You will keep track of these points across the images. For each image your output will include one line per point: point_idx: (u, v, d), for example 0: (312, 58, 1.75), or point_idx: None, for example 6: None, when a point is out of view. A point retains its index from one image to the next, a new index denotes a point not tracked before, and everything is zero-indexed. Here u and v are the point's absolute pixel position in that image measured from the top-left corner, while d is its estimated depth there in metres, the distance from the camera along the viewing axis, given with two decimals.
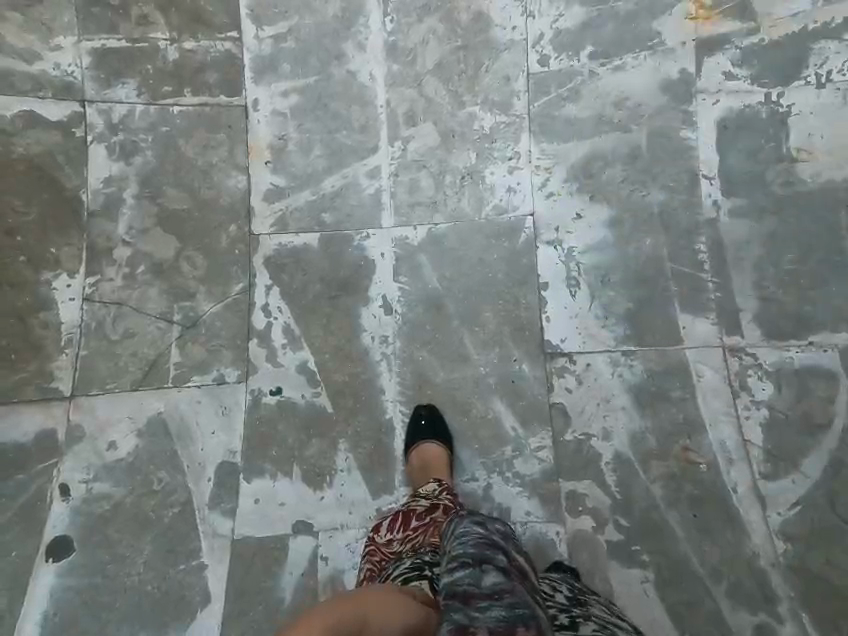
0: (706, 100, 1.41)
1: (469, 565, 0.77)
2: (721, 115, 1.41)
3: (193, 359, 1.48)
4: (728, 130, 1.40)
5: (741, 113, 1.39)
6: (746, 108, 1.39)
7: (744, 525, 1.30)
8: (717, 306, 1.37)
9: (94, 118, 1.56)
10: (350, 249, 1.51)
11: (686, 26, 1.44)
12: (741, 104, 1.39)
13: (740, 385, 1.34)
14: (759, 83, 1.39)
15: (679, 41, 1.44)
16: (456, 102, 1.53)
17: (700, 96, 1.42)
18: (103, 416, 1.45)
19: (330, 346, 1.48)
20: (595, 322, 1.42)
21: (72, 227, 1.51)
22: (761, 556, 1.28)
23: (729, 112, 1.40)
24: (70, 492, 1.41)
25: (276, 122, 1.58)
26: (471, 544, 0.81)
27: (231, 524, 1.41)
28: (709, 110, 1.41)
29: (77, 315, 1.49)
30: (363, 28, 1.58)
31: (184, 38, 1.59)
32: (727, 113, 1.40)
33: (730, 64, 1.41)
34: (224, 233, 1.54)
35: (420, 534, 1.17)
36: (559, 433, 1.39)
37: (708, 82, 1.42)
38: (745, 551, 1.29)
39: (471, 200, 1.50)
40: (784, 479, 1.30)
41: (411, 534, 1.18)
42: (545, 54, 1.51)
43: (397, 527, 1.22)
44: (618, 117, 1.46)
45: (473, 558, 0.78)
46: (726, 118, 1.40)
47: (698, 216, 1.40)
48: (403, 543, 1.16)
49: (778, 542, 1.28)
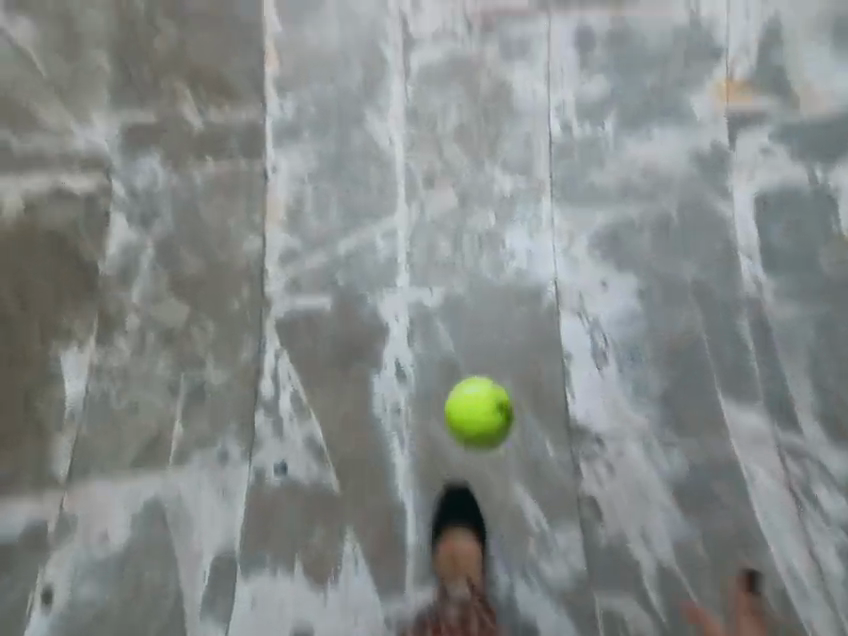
0: (739, 177, 1.32)
1: None
2: (759, 191, 1.30)
3: (197, 433, 1.38)
4: (768, 207, 1.30)
5: (782, 190, 1.29)
6: (788, 188, 1.29)
7: None
8: (767, 393, 1.24)
9: (118, 188, 1.50)
10: (362, 312, 1.42)
11: (717, 102, 1.34)
12: (783, 181, 1.29)
13: (803, 491, 1.20)
14: (801, 162, 1.29)
15: (711, 116, 1.34)
16: (476, 164, 1.46)
17: (734, 174, 1.32)
18: (99, 499, 1.36)
19: (338, 414, 1.37)
20: (626, 400, 1.28)
21: (84, 298, 1.44)
22: None
23: (770, 188, 1.30)
24: (53, 596, 1.31)
25: (293, 186, 1.52)
26: None
27: (224, 627, 1.30)
28: (743, 188, 1.31)
29: (82, 388, 1.40)
30: (383, 93, 1.52)
31: (210, 108, 1.53)
32: (767, 190, 1.30)
33: (769, 139, 1.31)
34: (236, 298, 1.47)
35: None
36: (592, 526, 1.26)
37: (742, 160, 1.32)
38: None
39: (489, 264, 1.40)
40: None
41: None
42: (568, 120, 1.42)
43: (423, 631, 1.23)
44: (646, 188, 1.36)
45: None
46: (765, 195, 1.30)
47: (738, 294, 1.28)
48: None
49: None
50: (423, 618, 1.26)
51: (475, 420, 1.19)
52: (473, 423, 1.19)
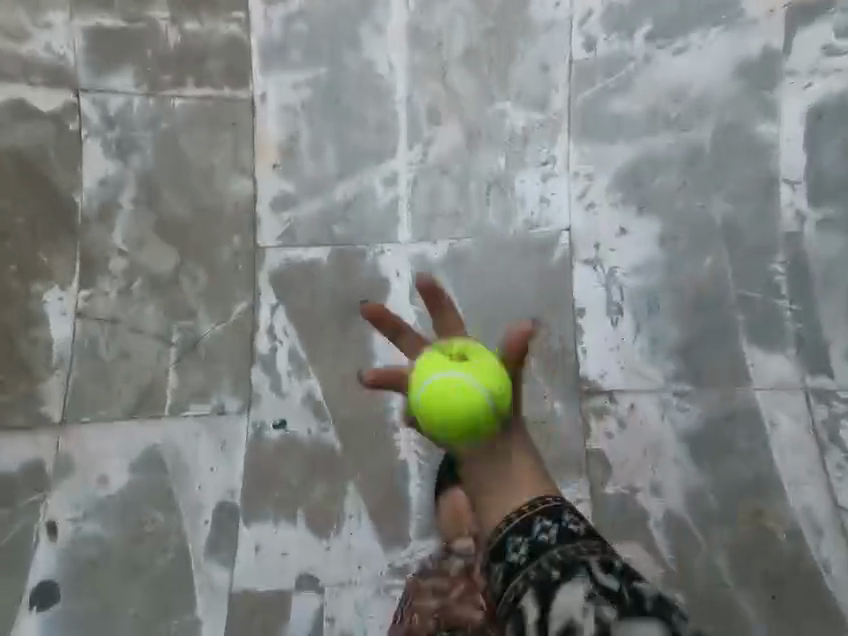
0: (794, 83, 1.16)
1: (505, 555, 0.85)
2: (814, 101, 1.14)
3: (192, 385, 1.35)
4: (822, 119, 1.13)
5: (842, 97, 1.11)
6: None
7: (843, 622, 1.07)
8: (797, 339, 1.14)
9: (88, 110, 1.38)
10: (362, 266, 1.35)
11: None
12: (845, 86, 1.11)
13: (829, 438, 1.11)
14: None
15: (765, 9, 1.19)
16: (484, 96, 1.34)
17: (788, 80, 1.16)
18: (94, 448, 1.33)
19: (338, 375, 1.33)
20: (641, 357, 1.25)
21: (63, 235, 1.36)
22: None
23: (829, 96, 1.12)
24: (58, 532, 1.29)
25: (285, 118, 1.41)
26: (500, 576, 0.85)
27: (228, 574, 1.30)
28: (798, 95, 1.15)
29: (69, 331, 1.35)
30: (382, 9, 1.38)
31: (186, 19, 1.41)
32: (823, 99, 1.13)
33: (834, 35, 1.12)
34: (227, 245, 1.39)
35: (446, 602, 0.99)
36: (599, 483, 1.25)
37: (798, 61, 1.16)
38: None
39: (498, 212, 1.32)
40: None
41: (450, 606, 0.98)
42: (592, 36, 1.31)
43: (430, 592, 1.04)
44: (677, 112, 1.25)
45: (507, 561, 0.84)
46: (822, 104, 1.13)
47: (775, 231, 1.17)
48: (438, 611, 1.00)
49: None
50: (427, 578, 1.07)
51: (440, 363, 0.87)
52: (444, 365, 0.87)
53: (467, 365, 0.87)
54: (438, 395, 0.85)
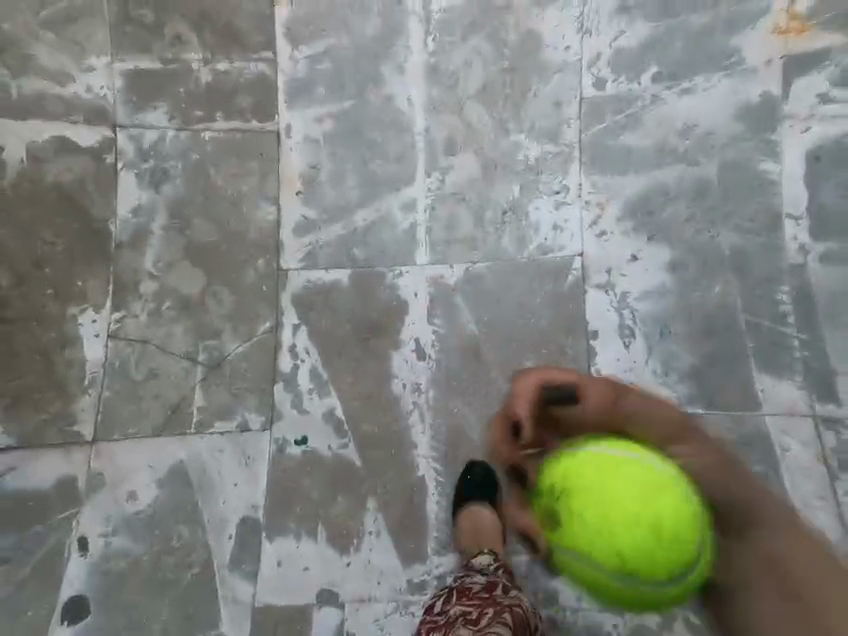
0: (794, 127, 1.24)
1: None
2: (812, 143, 1.22)
3: (217, 402, 1.40)
4: (820, 161, 1.21)
5: (838, 143, 1.20)
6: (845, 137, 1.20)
7: None
8: (805, 367, 1.20)
9: (124, 144, 1.48)
10: (382, 288, 1.40)
11: (774, 41, 1.27)
12: (840, 132, 1.21)
13: (839, 465, 1.17)
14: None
15: (763, 59, 1.27)
16: (500, 130, 1.41)
17: (788, 123, 1.24)
18: (123, 464, 1.38)
19: (359, 392, 1.37)
20: (652, 378, 1.28)
21: (98, 260, 1.44)
22: None
23: (825, 139, 1.21)
24: (88, 546, 1.34)
25: (308, 150, 1.48)
26: None
27: (252, 589, 1.33)
28: (797, 137, 1.23)
29: (101, 352, 1.42)
30: (402, 49, 1.47)
31: (217, 59, 1.50)
32: (820, 143, 1.22)
33: (827, 85, 1.22)
34: (252, 268, 1.45)
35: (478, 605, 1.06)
36: None
37: (797, 106, 1.24)
38: None
39: (513, 237, 1.37)
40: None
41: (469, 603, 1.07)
42: (602, 76, 1.38)
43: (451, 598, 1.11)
44: (685, 147, 1.31)
45: None
46: (819, 147, 1.22)
47: (781, 263, 1.23)
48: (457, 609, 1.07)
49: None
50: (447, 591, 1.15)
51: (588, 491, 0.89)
52: (585, 481, 0.89)
53: (618, 488, 0.87)
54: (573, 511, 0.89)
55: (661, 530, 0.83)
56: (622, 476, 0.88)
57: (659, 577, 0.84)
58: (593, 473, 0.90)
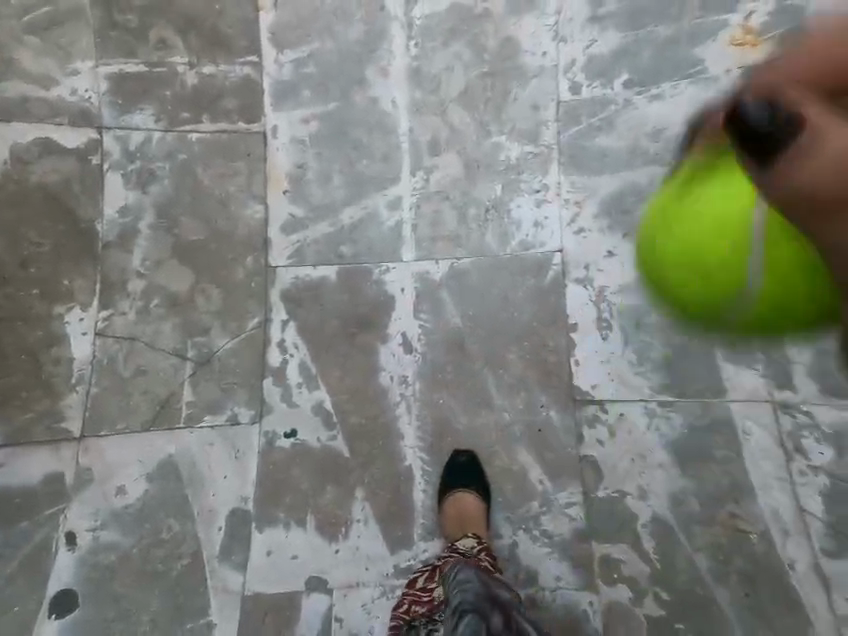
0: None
1: (471, 612, 0.97)
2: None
3: (206, 397, 1.42)
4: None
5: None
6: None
7: (804, 610, 1.19)
8: (765, 357, 1.28)
9: (111, 145, 1.50)
10: (369, 284, 1.44)
11: (732, 52, 1.37)
12: None
13: (794, 448, 1.24)
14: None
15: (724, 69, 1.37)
16: (481, 131, 1.46)
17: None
18: (112, 460, 1.40)
19: (347, 385, 1.41)
20: (628, 368, 1.33)
21: (86, 259, 1.46)
22: None
23: None
24: (76, 541, 1.36)
25: (295, 150, 1.52)
26: (473, 595, 1.01)
27: (242, 578, 1.35)
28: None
29: (89, 350, 1.43)
30: (386, 53, 1.52)
31: (203, 63, 1.54)
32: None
33: None
34: (241, 266, 1.48)
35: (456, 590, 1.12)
36: (591, 488, 1.31)
37: None
38: None
39: (496, 235, 1.42)
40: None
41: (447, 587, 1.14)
42: (577, 81, 1.44)
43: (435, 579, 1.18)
44: (654, 149, 1.38)
45: (472, 607, 0.98)
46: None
47: None
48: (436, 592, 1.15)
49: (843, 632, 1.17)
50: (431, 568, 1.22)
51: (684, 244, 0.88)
52: (697, 228, 0.86)
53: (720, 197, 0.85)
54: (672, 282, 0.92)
55: (725, 227, 0.84)
56: (741, 174, 0.81)
57: (714, 312, 0.91)
58: (701, 177, 0.89)
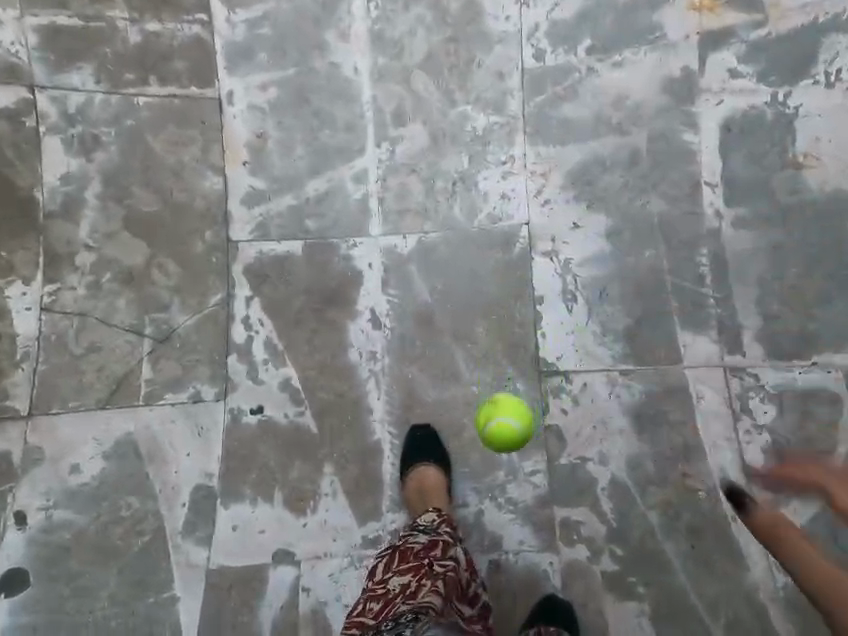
0: (709, 100, 1.37)
1: None
2: (724, 116, 1.36)
3: (167, 375, 1.39)
4: (731, 133, 1.35)
5: (747, 114, 1.35)
6: (751, 110, 1.35)
7: (742, 557, 1.29)
8: (717, 323, 1.34)
9: (46, 107, 1.40)
10: (336, 259, 1.42)
11: (690, 17, 1.38)
12: (746, 105, 1.35)
13: (741, 408, 1.32)
14: (765, 82, 1.34)
15: (682, 35, 1.38)
16: (446, 101, 1.45)
17: (703, 97, 1.37)
18: (65, 439, 1.35)
19: (315, 361, 1.40)
20: (592, 339, 1.38)
21: (26, 230, 1.37)
22: (761, 589, 1.27)
23: (733, 113, 1.35)
24: (27, 521, 1.32)
25: (253, 118, 1.46)
26: None
27: (207, 552, 1.35)
28: (712, 110, 1.36)
29: (35, 326, 1.36)
30: (344, 15, 1.47)
31: (147, 20, 1.45)
32: (731, 115, 1.35)
33: (735, 61, 1.36)
34: (200, 238, 1.43)
35: (415, 572, 1.10)
36: (554, 456, 1.37)
37: (711, 79, 1.37)
38: (745, 584, 1.28)
39: (464, 208, 1.42)
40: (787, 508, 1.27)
41: (405, 572, 1.11)
42: (541, 48, 1.44)
43: (392, 565, 1.16)
44: (618, 119, 1.40)
45: None
46: (729, 120, 1.36)
47: (700, 228, 1.36)
48: (394, 577, 1.11)
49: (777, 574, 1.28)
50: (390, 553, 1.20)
51: (510, 406, 1.24)
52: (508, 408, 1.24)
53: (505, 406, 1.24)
54: (496, 420, 1.22)
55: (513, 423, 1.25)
56: None
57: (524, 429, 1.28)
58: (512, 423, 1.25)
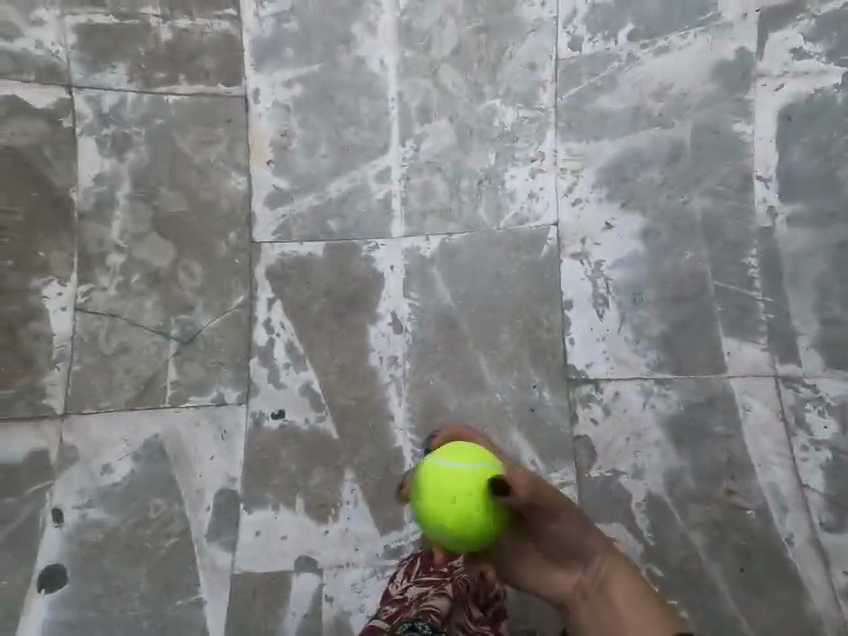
0: (767, 85, 1.22)
1: None
2: (784, 104, 1.21)
3: (191, 377, 1.39)
4: (792, 122, 1.20)
5: (809, 101, 1.18)
6: (818, 93, 1.18)
7: (803, 584, 1.18)
8: (768, 329, 1.22)
9: (83, 108, 1.41)
10: (357, 260, 1.39)
11: None
12: (812, 89, 1.18)
13: (796, 422, 1.19)
14: (836, 61, 1.16)
15: (739, 13, 1.25)
16: (474, 94, 1.39)
17: (759, 82, 1.23)
18: (97, 438, 1.37)
19: (335, 366, 1.37)
20: (625, 346, 1.32)
21: (62, 231, 1.39)
22: (826, 622, 1.15)
23: (794, 99, 1.20)
24: (64, 517, 1.35)
25: (277, 115, 1.44)
26: None
27: (231, 556, 1.35)
28: (770, 98, 1.22)
29: (68, 327, 1.38)
30: (372, 6, 1.42)
31: (178, 16, 1.44)
32: (793, 102, 1.20)
33: (801, 40, 1.19)
34: (224, 240, 1.42)
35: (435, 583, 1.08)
36: (585, 467, 1.32)
37: (771, 63, 1.22)
38: (806, 615, 1.17)
39: (489, 208, 1.37)
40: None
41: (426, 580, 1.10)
42: (577, 35, 1.36)
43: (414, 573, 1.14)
44: (658, 110, 1.31)
45: None
46: (789, 108, 1.20)
47: (750, 226, 1.23)
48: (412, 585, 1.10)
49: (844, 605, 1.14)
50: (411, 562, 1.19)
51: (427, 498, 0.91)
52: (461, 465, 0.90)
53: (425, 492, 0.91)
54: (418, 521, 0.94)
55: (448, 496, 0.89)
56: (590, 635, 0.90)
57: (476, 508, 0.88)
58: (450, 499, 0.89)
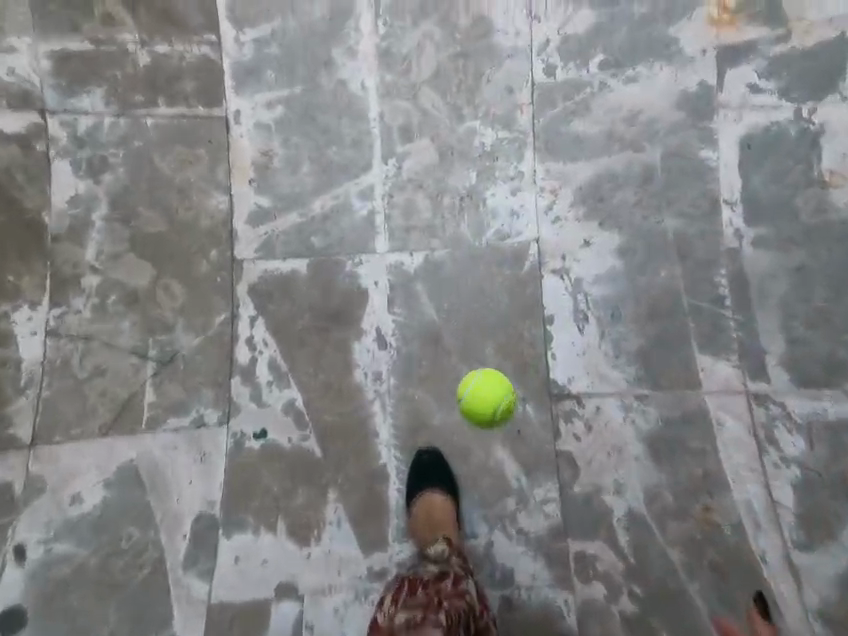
0: (727, 116, 1.30)
1: None
2: (743, 133, 1.29)
3: (170, 398, 1.35)
4: (750, 150, 1.28)
5: (765, 132, 1.27)
6: (772, 125, 1.27)
7: (779, 603, 1.21)
8: (739, 346, 1.26)
9: (56, 131, 1.39)
10: (340, 276, 1.38)
11: (708, 32, 1.32)
12: (767, 121, 1.27)
13: (767, 439, 1.23)
14: (787, 98, 1.26)
15: (700, 49, 1.32)
16: (454, 116, 1.41)
17: (720, 113, 1.30)
18: (67, 467, 1.31)
19: (320, 382, 1.35)
20: (605, 361, 1.32)
21: (34, 254, 1.35)
22: None
23: (754, 129, 1.28)
24: (27, 554, 1.27)
25: (260, 136, 1.44)
26: None
27: (207, 586, 1.30)
28: (730, 127, 1.29)
29: (40, 351, 1.33)
30: (352, 33, 1.44)
31: (157, 41, 1.44)
32: (751, 131, 1.28)
33: (756, 77, 1.28)
34: (204, 259, 1.40)
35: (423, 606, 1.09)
36: (567, 484, 1.31)
37: (729, 95, 1.30)
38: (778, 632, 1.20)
39: (472, 225, 1.38)
40: (822, 552, 1.18)
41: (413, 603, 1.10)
42: (552, 62, 1.40)
43: (401, 594, 1.14)
44: (629, 134, 1.35)
45: None
46: (748, 136, 1.28)
47: (719, 247, 1.29)
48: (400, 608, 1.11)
49: (816, 625, 1.18)
50: (399, 581, 1.18)
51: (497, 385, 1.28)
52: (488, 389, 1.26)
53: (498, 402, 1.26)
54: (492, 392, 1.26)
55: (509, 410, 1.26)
56: None
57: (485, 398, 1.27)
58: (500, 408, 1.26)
